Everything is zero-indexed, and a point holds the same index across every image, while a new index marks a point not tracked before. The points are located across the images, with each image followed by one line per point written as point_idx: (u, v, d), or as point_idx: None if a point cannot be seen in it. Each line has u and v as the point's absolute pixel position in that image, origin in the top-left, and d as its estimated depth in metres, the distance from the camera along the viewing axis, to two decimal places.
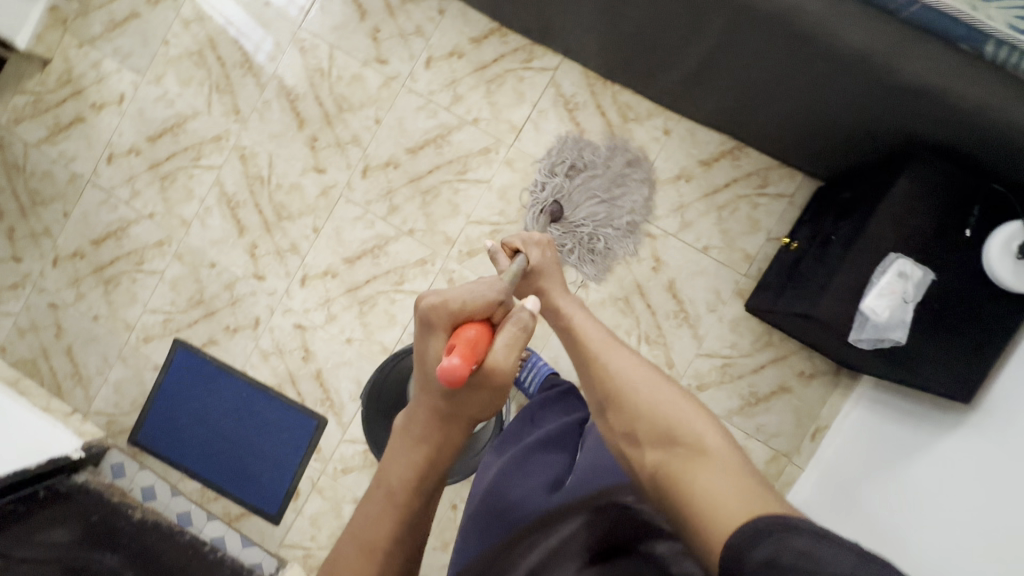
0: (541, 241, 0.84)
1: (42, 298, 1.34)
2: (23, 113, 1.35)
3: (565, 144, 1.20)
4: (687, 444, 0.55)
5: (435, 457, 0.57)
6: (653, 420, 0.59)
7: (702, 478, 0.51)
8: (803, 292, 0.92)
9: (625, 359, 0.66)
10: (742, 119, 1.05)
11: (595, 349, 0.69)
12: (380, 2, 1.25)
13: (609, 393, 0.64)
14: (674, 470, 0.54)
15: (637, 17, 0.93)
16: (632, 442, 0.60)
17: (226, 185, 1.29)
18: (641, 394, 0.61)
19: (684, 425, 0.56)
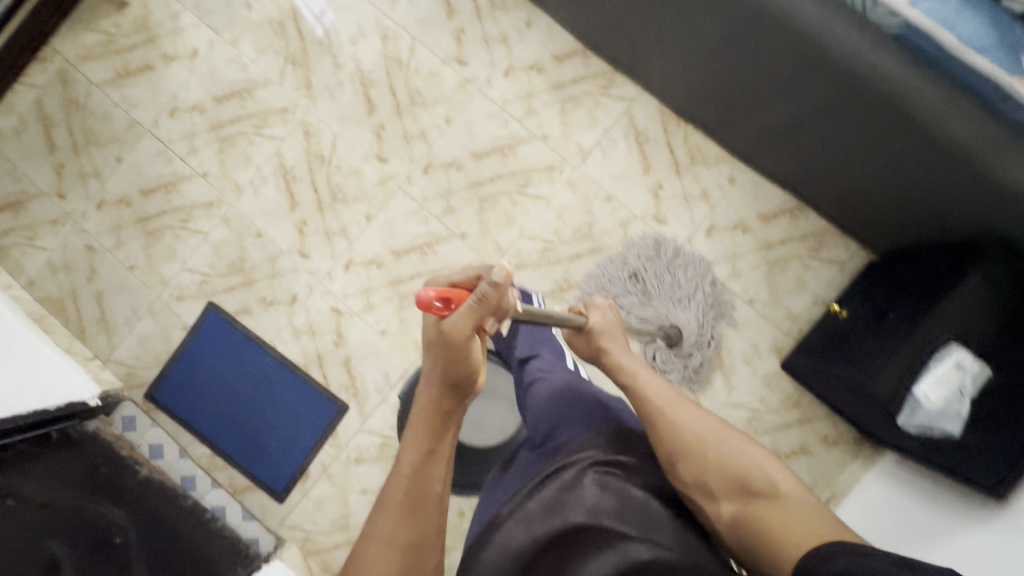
0: (603, 305, 0.95)
1: (80, 239, 1.33)
2: (92, 52, 1.34)
3: (611, 262, 1.20)
4: (756, 491, 0.71)
5: (432, 412, 0.71)
6: (726, 472, 0.73)
7: (777, 514, 0.67)
8: (855, 366, 0.96)
9: (694, 415, 0.78)
10: (810, 181, 1.06)
11: (661, 403, 0.80)
12: (470, 4, 1.26)
13: (682, 446, 0.75)
14: (755, 513, 0.69)
15: (735, 71, 0.93)
16: (705, 490, 0.72)
17: (285, 157, 1.29)
18: (712, 448, 0.74)
19: (755, 473, 0.72)
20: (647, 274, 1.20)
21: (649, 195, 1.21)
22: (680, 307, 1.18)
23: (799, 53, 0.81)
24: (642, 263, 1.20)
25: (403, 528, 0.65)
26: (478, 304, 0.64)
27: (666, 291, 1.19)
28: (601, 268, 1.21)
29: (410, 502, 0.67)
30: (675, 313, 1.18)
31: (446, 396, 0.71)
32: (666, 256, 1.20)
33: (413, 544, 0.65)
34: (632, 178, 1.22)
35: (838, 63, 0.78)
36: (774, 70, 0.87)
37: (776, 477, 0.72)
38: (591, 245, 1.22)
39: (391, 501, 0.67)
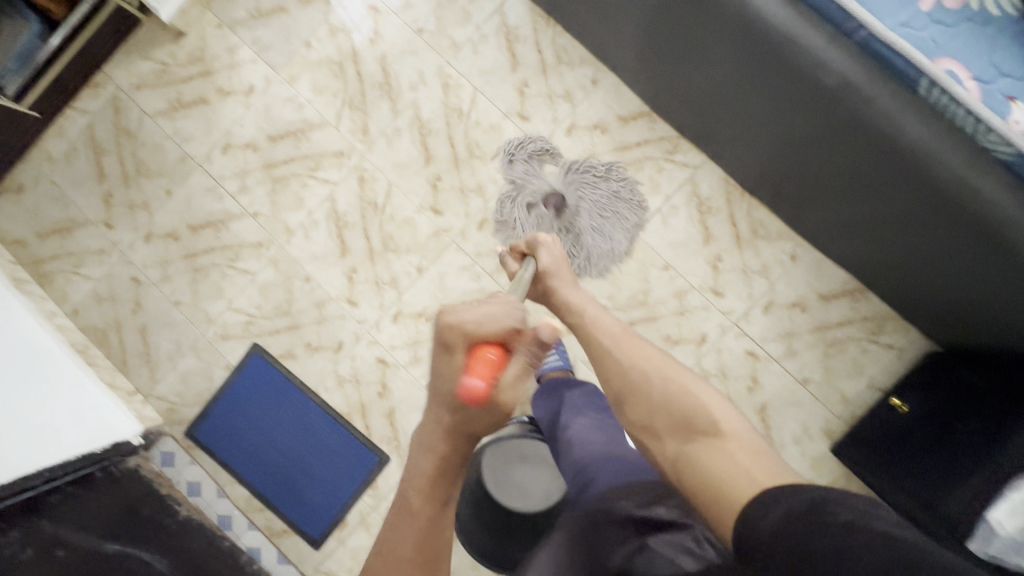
0: (549, 242, 0.86)
1: (126, 270, 1.32)
2: (146, 80, 1.32)
3: (525, 151, 1.21)
4: (703, 429, 0.61)
5: (447, 460, 0.62)
6: (671, 411, 0.64)
7: (718, 456, 0.58)
8: (920, 477, 1.01)
9: (642, 355, 0.71)
10: (883, 274, 1.04)
11: (609, 342, 0.74)
12: (536, 57, 1.23)
13: (627, 386, 0.69)
14: (696, 453, 0.60)
15: (820, 165, 0.90)
16: (651, 433, 0.65)
17: (338, 203, 1.27)
18: (657, 387, 0.66)
19: (702, 411, 0.63)
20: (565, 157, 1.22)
21: (707, 266, 1.19)
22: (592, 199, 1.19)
23: (896, 165, 0.79)
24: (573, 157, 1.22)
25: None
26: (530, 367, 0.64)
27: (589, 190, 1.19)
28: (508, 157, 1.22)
29: (422, 555, 0.61)
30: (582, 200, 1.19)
31: (464, 447, 0.63)
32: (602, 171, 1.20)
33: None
34: (692, 248, 1.19)
35: (940, 185, 0.76)
36: (864, 173, 0.84)
37: (725, 418, 0.62)
38: (645, 312, 1.20)
39: (401, 556, 0.60)
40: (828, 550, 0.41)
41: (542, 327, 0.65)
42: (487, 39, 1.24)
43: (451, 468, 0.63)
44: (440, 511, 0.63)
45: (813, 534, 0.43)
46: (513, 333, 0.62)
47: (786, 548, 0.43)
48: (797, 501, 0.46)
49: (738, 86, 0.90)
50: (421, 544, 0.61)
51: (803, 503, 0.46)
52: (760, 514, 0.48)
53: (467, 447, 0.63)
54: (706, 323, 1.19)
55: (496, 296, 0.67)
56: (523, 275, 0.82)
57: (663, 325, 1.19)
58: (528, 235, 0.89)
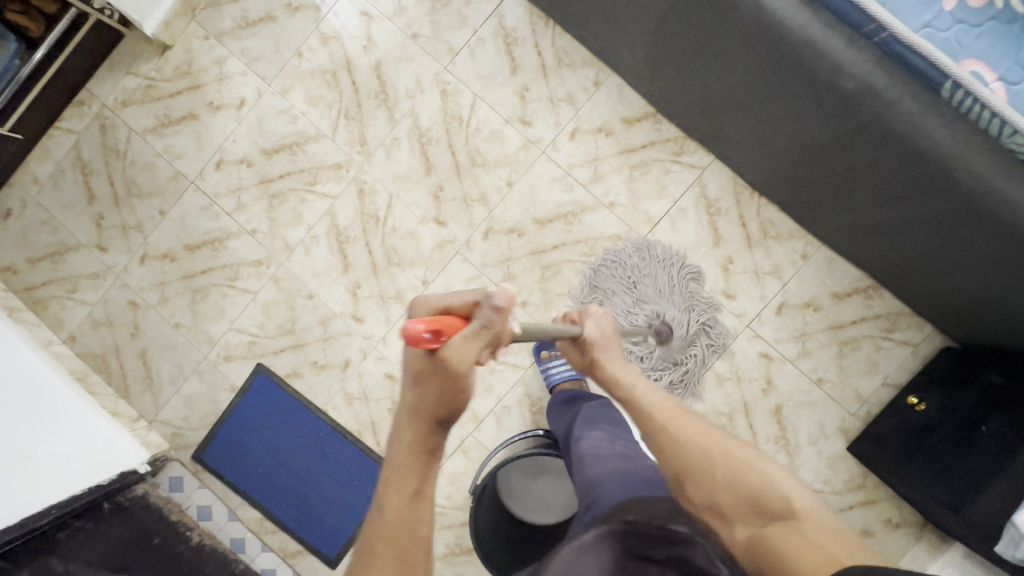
0: (599, 313, 0.80)
1: (123, 294, 1.29)
2: (132, 96, 1.27)
3: (606, 262, 1.17)
4: (778, 514, 0.55)
5: (411, 443, 0.51)
6: (738, 492, 0.57)
7: (798, 541, 0.52)
8: (943, 480, 1.02)
9: (700, 430, 0.63)
10: (899, 275, 1.03)
11: (664, 417, 0.65)
12: (536, 60, 1.19)
13: (686, 465, 0.61)
14: (772, 540, 0.53)
15: (837, 169, 0.90)
16: (718, 516, 0.58)
17: (338, 217, 1.23)
18: (720, 465, 0.59)
19: (770, 488, 0.57)
20: (648, 280, 1.17)
21: (718, 269, 1.17)
22: (681, 310, 1.16)
23: (920, 169, 0.78)
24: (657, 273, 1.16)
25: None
26: (486, 334, 0.49)
27: (675, 300, 1.16)
28: (587, 275, 1.18)
29: (392, 557, 0.48)
30: (675, 317, 1.16)
31: (436, 431, 0.51)
32: (677, 269, 1.16)
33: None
34: (701, 250, 1.18)
35: (964, 187, 0.75)
36: (885, 177, 0.84)
37: (796, 493, 0.56)
38: None
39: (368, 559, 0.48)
40: None
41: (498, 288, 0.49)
42: (484, 43, 1.20)
43: (422, 459, 0.51)
44: (413, 506, 0.49)
45: None
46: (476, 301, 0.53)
47: None
48: None
49: (753, 91, 0.89)
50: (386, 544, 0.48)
51: None
52: None
53: (440, 434, 0.52)
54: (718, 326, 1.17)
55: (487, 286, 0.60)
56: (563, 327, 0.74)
57: None
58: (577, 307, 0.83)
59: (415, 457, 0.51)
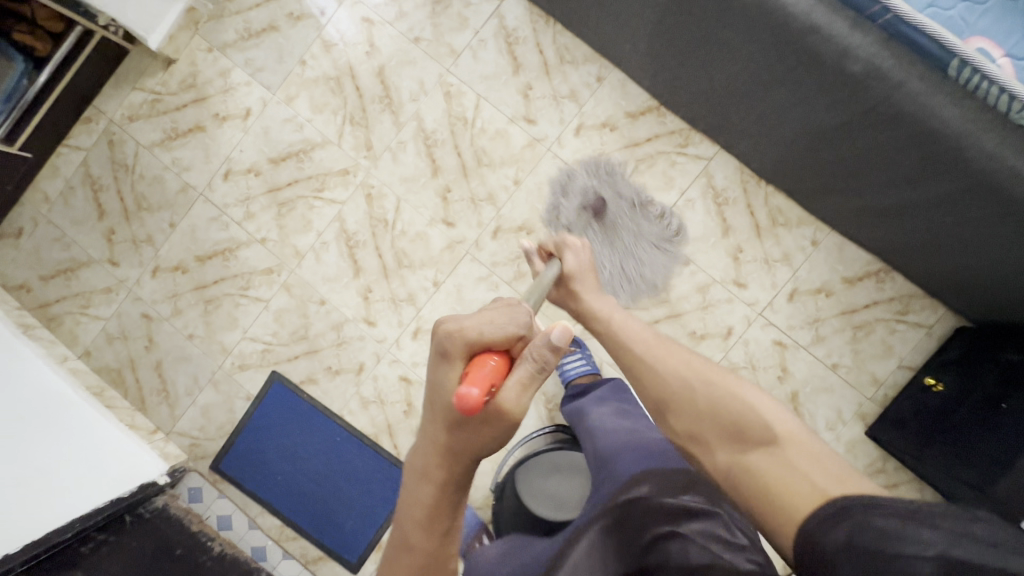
0: (579, 246, 0.87)
1: (136, 307, 1.29)
2: (139, 111, 1.29)
3: (576, 172, 1.19)
4: (758, 439, 0.58)
5: (444, 488, 0.56)
6: (719, 420, 0.61)
7: (777, 465, 0.55)
8: (967, 461, 1.00)
9: (679, 360, 0.69)
10: (910, 256, 1.04)
11: (642, 351, 0.72)
12: (538, 58, 1.20)
13: (665, 395, 0.66)
14: (752, 464, 0.56)
15: (844, 153, 0.90)
16: (699, 443, 0.62)
17: (347, 222, 1.24)
18: (700, 394, 0.64)
19: (754, 419, 0.59)
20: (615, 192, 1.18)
21: (728, 258, 1.17)
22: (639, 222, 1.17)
23: (930, 149, 0.79)
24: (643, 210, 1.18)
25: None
26: (541, 375, 0.53)
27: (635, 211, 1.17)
28: (558, 179, 1.20)
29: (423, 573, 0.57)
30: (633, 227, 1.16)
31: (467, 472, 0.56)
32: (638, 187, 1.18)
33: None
34: (711, 241, 1.18)
35: (976, 164, 0.75)
36: (895, 158, 0.85)
37: (779, 422, 0.59)
38: (668, 310, 1.18)
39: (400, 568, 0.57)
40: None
41: (556, 329, 0.52)
42: (486, 44, 1.21)
43: (451, 499, 0.57)
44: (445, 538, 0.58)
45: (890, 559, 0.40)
46: (516, 338, 0.54)
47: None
48: (870, 514, 0.44)
49: (759, 79, 0.89)
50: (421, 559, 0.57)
51: (880, 518, 0.43)
52: (819, 537, 0.46)
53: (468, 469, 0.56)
54: (731, 315, 1.17)
55: (503, 301, 0.60)
56: (546, 273, 0.81)
57: (688, 321, 1.18)
58: (557, 237, 0.90)
59: (446, 504, 0.57)
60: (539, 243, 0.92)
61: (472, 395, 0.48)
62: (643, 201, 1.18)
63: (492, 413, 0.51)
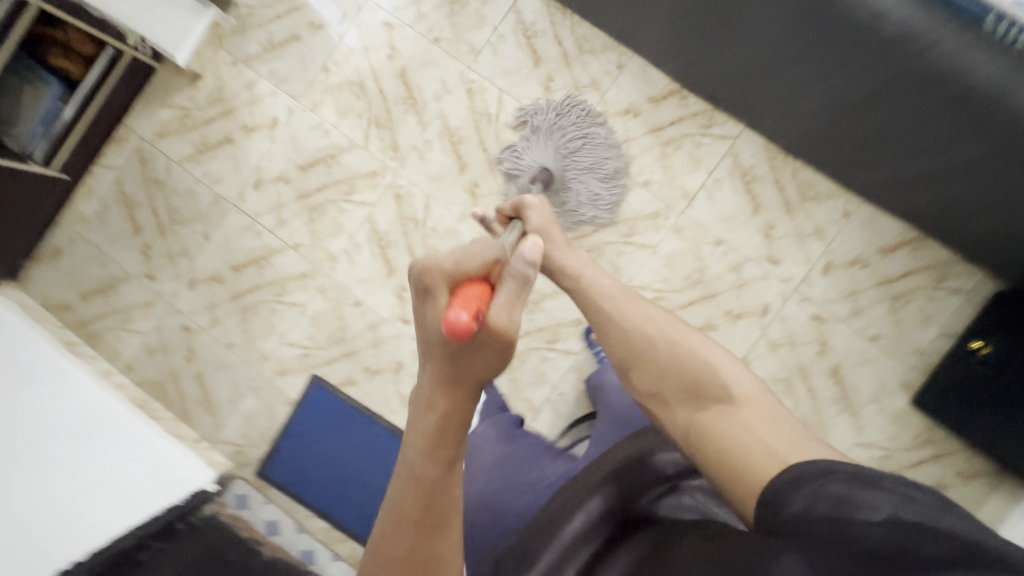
0: (536, 203, 0.86)
1: (175, 319, 1.32)
2: (168, 127, 1.32)
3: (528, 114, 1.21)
4: (715, 397, 0.66)
5: (451, 419, 0.53)
6: (678, 379, 0.69)
7: (729, 422, 0.63)
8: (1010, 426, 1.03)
9: (646, 319, 0.75)
10: (938, 223, 1.05)
11: (612, 309, 0.77)
12: (557, 50, 1.21)
13: (633, 353, 0.73)
14: (707, 422, 0.64)
15: (872, 122, 0.91)
16: (658, 400, 0.70)
17: (378, 223, 1.25)
18: (663, 352, 0.71)
19: (712, 378, 0.67)
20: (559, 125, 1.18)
21: (760, 236, 1.18)
22: (587, 147, 1.17)
23: (966, 111, 0.80)
24: (554, 112, 1.18)
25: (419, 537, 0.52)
26: (526, 290, 0.56)
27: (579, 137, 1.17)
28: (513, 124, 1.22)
29: (429, 519, 0.52)
30: (582, 155, 1.17)
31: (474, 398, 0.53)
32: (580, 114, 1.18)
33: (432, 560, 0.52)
34: (741, 220, 1.18)
35: (1014, 122, 0.76)
36: (925, 123, 0.85)
37: (735, 383, 0.66)
38: (703, 291, 1.19)
39: (405, 518, 0.52)
40: (864, 538, 0.41)
41: (529, 249, 0.57)
42: (505, 39, 1.22)
43: (458, 430, 0.53)
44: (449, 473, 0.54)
45: (843, 524, 0.43)
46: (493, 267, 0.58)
47: (820, 538, 0.44)
48: (826, 482, 0.47)
49: (784, 53, 0.90)
50: (424, 504, 0.52)
51: (835, 486, 0.46)
52: (777, 506, 0.50)
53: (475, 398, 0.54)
54: (767, 292, 1.18)
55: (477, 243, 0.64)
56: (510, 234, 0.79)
57: (723, 301, 1.18)
58: (514, 199, 0.89)
59: (452, 436, 0.53)
60: (497, 208, 0.91)
61: (463, 319, 0.50)
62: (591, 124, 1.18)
63: (484, 338, 0.51)
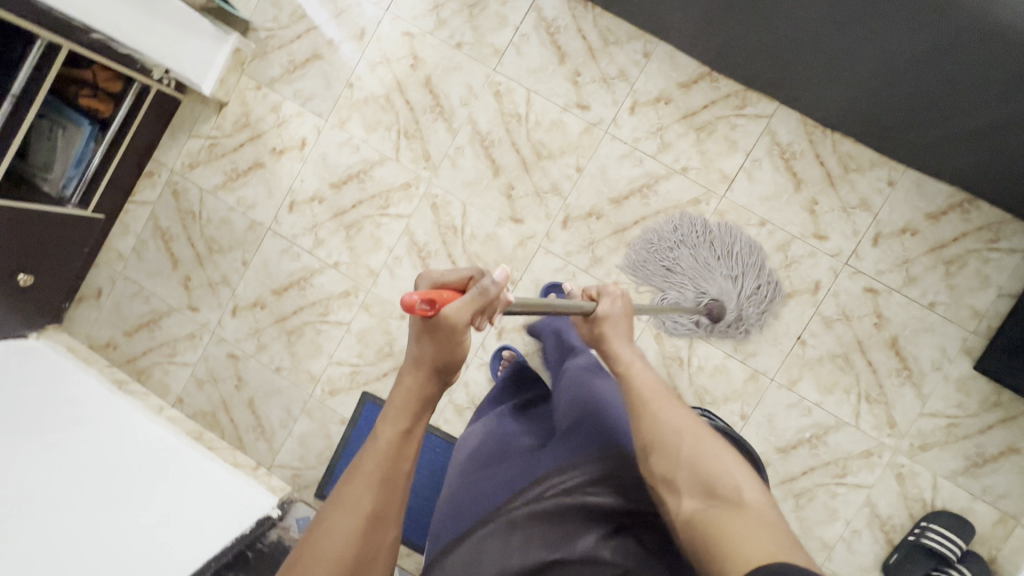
0: (617, 293, 0.77)
1: (221, 348, 1.32)
2: (198, 157, 1.32)
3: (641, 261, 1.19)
4: (726, 495, 0.52)
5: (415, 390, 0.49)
6: (697, 472, 0.55)
7: (737, 529, 0.49)
8: None
9: (678, 414, 0.61)
10: (990, 179, 1.03)
11: (647, 398, 0.63)
12: (581, 44, 1.20)
13: (653, 439, 0.59)
14: (713, 524, 0.51)
15: (929, 82, 0.89)
16: (671, 488, 0.56)
17: (416, 234, 1.25)
18: (687, 448, 0.57)
19: (728, 478, 0.54)
20: (687, 258, 1.16)
21: (805, 213, 1.16)
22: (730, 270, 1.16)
23: None
24: (679, 243, 1.17)
25: (369, 499, 0.46)
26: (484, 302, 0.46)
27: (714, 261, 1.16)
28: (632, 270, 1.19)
29: (383, 480, 0.46)
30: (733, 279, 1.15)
31: (436, 378, 0.49)
32: (697, 236, 1.17)
33: (373, 521, 0.46)
34: (784, 198, 1.17)
35: None
36: (979, 77, 0.84)
37: (754, 491, 0.52)
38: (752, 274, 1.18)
39: (360, 471, 0.46)
40: None
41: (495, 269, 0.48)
42: (528, 38, 1.21)
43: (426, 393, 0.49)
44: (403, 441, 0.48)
45: None
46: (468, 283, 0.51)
47: None
48: None
49: (820, 28, 0.90)
50: (383, 468, 0.47)
51: None
52: None
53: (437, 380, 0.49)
54: (816, 269, 1.16)
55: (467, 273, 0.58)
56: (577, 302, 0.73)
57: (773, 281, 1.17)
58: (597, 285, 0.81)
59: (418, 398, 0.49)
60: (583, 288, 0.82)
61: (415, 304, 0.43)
62: (716, 242, 1.16)
63: (434, 329, 0.45)
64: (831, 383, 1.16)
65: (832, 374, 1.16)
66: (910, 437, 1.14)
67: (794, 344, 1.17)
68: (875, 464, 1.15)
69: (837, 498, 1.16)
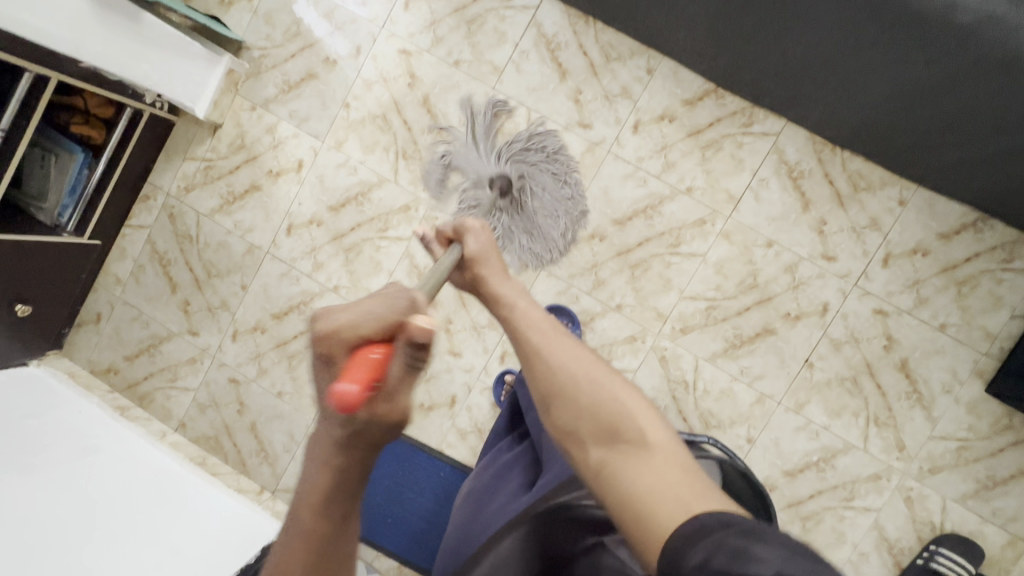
0: (478, 227, 0.71)
1: (222, 373, 1.31)
2: (193, 180, 1.30)
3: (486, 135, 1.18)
4: (629, 439, 0.55)
5: (337, 475, 0.43)
6: (597, 418, 0.57)
7: (643, 472, 0.52)
8: None
9: (574, 355, 0.62)
10: (1006, 199, 1.00)
11: (538, 340, 0.63)
12: (583, 61, 1.17)
13: (552, 390, 0.60)
14: (618, 469, 0.54)
15: (943, 108, 0.86)
16: (575, 440, 0.58)
17: (417, 257, 1.23)
18: (584, 391, 0.59)
19: (628, 420, 0.56)
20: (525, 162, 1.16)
21: (814, 233, 1.13)
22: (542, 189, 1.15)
23: None
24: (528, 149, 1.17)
25: None
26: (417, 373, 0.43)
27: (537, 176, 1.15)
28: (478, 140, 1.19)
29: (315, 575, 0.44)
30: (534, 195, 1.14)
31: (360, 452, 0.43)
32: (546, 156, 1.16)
33: None
34: (792, 218, 1.14)
35: None
36: (997, 107, 0.82)
37: (653, 428, 0.55)
38: (758, 295, 1.15)
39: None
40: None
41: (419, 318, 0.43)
42: (528, 54, 1.18)
43: (352, 480, 0.44)
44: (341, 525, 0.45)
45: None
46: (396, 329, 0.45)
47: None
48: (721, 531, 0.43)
49: (832, 55, 0.87)
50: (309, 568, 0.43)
51: (734, 537, 0.42)
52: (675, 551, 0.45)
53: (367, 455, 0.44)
54: (825, 291, 1.14)
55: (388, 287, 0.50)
56: (444, 258, 0.67)
57: (781, 303, 1.15)
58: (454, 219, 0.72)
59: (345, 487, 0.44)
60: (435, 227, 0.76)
61: (359, 397, 0.40)
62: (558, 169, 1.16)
63: (386, 412, 0.42)
64: (839, 407, 1.14)
65: (839, 396, 1.14)
66: (920, 460, 1.13)
67: (801, 365, 1.15)
68: (884, 487, 1.14)
69: (845, 522, 1.15)
